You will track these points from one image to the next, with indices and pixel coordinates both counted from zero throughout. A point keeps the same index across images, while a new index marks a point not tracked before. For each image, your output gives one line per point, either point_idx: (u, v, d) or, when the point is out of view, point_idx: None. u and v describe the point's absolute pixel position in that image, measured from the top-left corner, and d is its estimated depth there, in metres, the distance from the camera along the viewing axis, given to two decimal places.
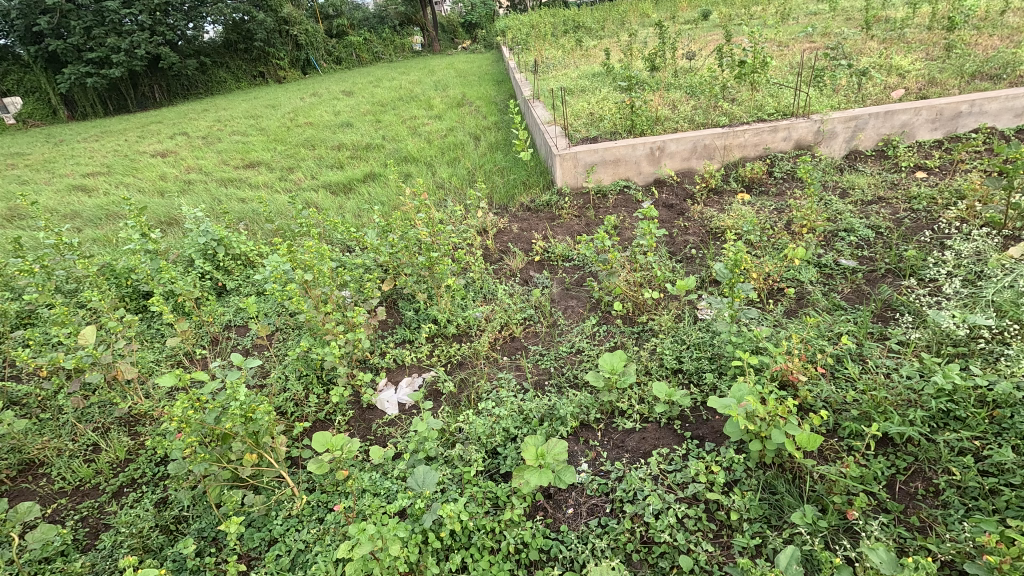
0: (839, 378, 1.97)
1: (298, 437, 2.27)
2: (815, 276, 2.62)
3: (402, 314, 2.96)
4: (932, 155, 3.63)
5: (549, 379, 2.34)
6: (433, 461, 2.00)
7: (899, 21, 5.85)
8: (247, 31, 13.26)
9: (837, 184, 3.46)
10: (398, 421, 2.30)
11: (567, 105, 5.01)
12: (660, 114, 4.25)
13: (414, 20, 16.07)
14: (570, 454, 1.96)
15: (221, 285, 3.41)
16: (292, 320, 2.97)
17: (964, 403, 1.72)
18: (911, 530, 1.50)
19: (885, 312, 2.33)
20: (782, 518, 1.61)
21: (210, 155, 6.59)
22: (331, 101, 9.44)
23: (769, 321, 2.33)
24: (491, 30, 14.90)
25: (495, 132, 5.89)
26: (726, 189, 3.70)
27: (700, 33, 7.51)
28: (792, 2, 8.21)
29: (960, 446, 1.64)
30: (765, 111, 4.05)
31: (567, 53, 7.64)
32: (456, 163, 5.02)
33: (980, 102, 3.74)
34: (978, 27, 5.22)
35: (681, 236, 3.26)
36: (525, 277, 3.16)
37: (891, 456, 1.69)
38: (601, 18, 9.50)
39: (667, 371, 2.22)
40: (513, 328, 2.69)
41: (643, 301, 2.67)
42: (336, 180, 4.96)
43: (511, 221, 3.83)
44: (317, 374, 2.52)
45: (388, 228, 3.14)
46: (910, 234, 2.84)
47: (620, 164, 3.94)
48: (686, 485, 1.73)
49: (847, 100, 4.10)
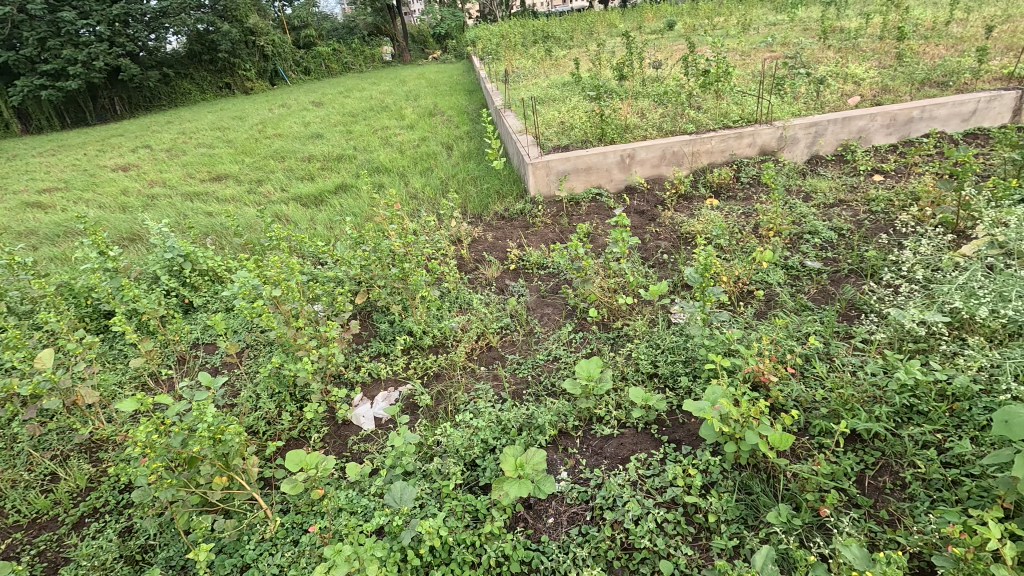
0: (808, 377, 2.02)
1: (271, 457, 2.21)
2: (783, 278, 2.69)
3: (377, 326, 2.92)
4: (888, 159, 3.79)
5: (527, 388, 2.34)
6: (411, 476, 1.97)
7: (853, 31, 6.11)
8: (211, 42, 13.00)
9: (800, 188, 3.57)
10: (374, 437, 2.26)
11: (538, 114, 5.06)
12: (629, 122, 4.33)
13: (384, 31, 16.06)
14: (549, 463, 1.96)
15: (188, 301, 3.31)
16: (263, 336, 2.89)
17: (927, 397, 1.79)
18: (881, 524, 1.54)
19: (849, 311, 2.41)
20: (758, 518, 1.63)
21: (174, 168, 6.41)
22: (300, 112, 9.31)
23: (740, 323, 2.37)
24: (461, 41, 15.00)
25: (467, 141, 5.91)
26: (695, 195, 3.78)
27: (666, 43, 7.72)
28: (751, 13, 8.50)
29: (924, 440, 1.69)
30: (730, 118, 4.16)
31: (537, 62, 7.73)
32: (429, 172, 5.01)
33: (929, 107, 3.94)
34: (926, 37, 5.49)
35: (653, 242, 3.31)
36: (500, 286, 3.15)
37: (860, 452, 1.73)
38: (570, 28, 9.64)
39: (642, 376, 2.24)
40: (490, 338, 2.68)
41: (618, 307, 2.69)
42: (307, 192, 4.89)
43: (486, 230, 3.83)
44: (290, 391, 2.47)
45: (361, 240, 3.11)
46: (870, 235, 2.95)
47: (592, 171, 4.00)
48: (665, 490, 1.75)
49: (807, 108, 4.25)
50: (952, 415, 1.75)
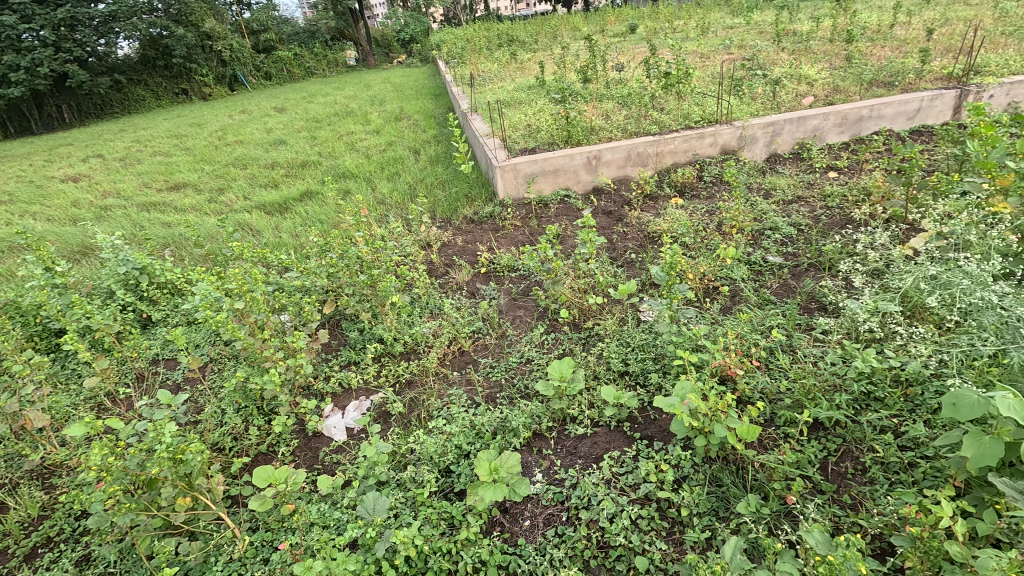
0: (773, 369, 2.08)
1: (238, 474, 2.14)
2: (746, 273, 2.76)
3: (346, 335, 2.87)
4: (842, 156, 3.94)
5: (500, 391, 2.33)
6: (385, 486, 1.94)
7: (806, 34, 6.35)
8: (165, 47, 12.58)
9: (760, 185, 3.67)
10: (346, 447, 2.21)
11: (505, 118, 5.07)
12: (594, 124, 4.39)
13: (346, 35, 15.84)
14: (524, 466, 1.96)
15: (146, 316, 3.18)
16: (227, 349, 2.80)
17: (882, 384, 1.87)
18: (844, 508, 1.60)
19: (810, 304, 2.50)
20: (728, 509, 1.67)
21: (129, 178, 6.17)
22: (261, 118, 9.09)
23: (707, 319, 2.43)
24: (426, 44, 14.93)
25: (434, 145, 5.87)
26: (661, 194, 3.85)
27: (628, 46, 7.85)
28: (710, 17, 8.73)
29: (882, 425, 1.76)
30: (692, 119, 4.25)
31: (503, 66, 7.75)
32: (397, 177, 4.96)
33: (877, 107, 4.12)
34: (872, 39, 5.75)
35: (621, 242, 3.35)
36: (472, 290, 3.14)
37: (823, 440, 1.79)
38: (534, 32, 9.71)
39: (614, 374, 2.27)
40: (462, 342, 2.66)
41: (589, 306, 2.71)
42: (270, 200, 4.77)
43: (455, 234, 3.81)
44: (257, 405, 2.40)
45: (328, 247, 3.05)
46: (827, 229, 3.06)
47: (560, 173, 4.03)
48: (638, 486, 1.77)
49: (764, 108, 4.39)
50: (906, 400, 1.83)
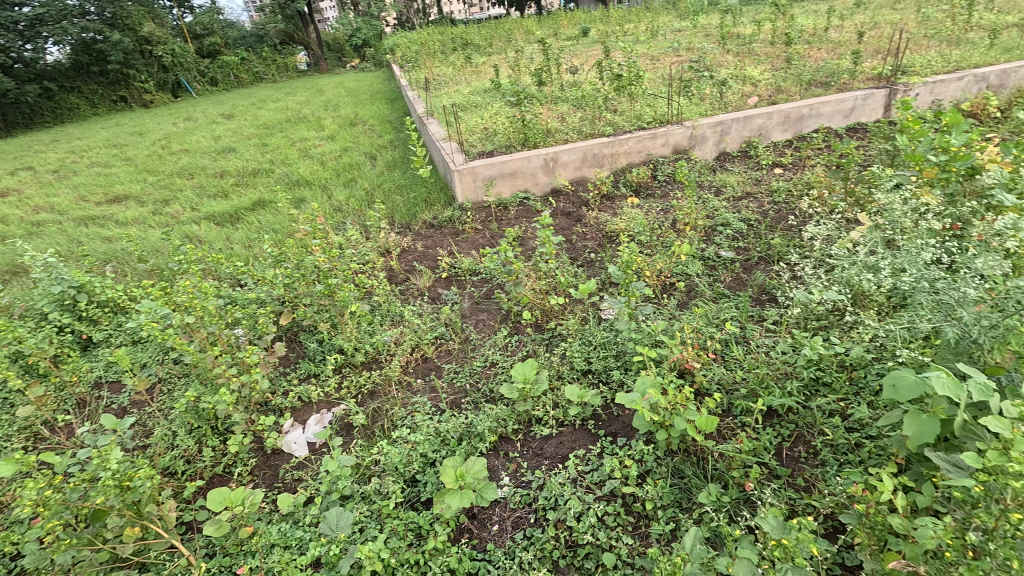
0: (729, 360, 2.14)
1: (192, 498, 2.04)
2: (701, 269, 2.84)
3: (305, 347, 2.78)
4: (785, 154, 4.12)
5: (465, 396, 2.31)
6: (349, 500, 1.90)
7: (748, 37, 6.61)
8: (100, 52, 11.93)
9: (711, 183, 3.79)
10: (308, 463, 2.15)
11: (461, 121, 5.05)
12: (550, 127, 4.43)
13: (296, 38, 15.45)
14: (491, 470, 1.95)
15: (86, 337, 2.99)
16: (177, 368, 2.67)
17: (829, 369, 1.96)
18: (799, 491, 1.67)
19: (760, 296, 2.60)
20: (691, 500, 1.71)
21: (63, 191, 5.80)
22: (208, 125, 8.74)
23: (665, 315, 2.48)
24: (380, 49, 14.76)
25: (391, 150, 5.79)
26: (617, 194, 3.92)
27: (581, 49, 7.97)
28: (659, 20, 8.97)
29: (830, 408, 1.85)
30: (644, 119, 4.35)
31: (457, 69, 7.73)
32: (353, 183, 4.86)
33: (816, 106, 4.33)
34: (810, 42, 6.05)
35: (580, 242, 3.39)
36: (433, 295, 3.11)
37: (777, 426, 1.87)
38: (489, 35, 9.71)
39: (577, 373, 2.29)
40: (425, 349, 2.63)
41: (551, 307, 2.72)
42: (220, 210, 4.59)
43: (415, 240, 3.77)
44: (210, 424, 2.29)
45: (282, 257, 2.96)
46: (774, 224, 3.19)
47: (518, 176, 4.05)
48: (603, 483, 1.79)
49: (712, 108, 4.54)
50: (851, 383, 1.92)
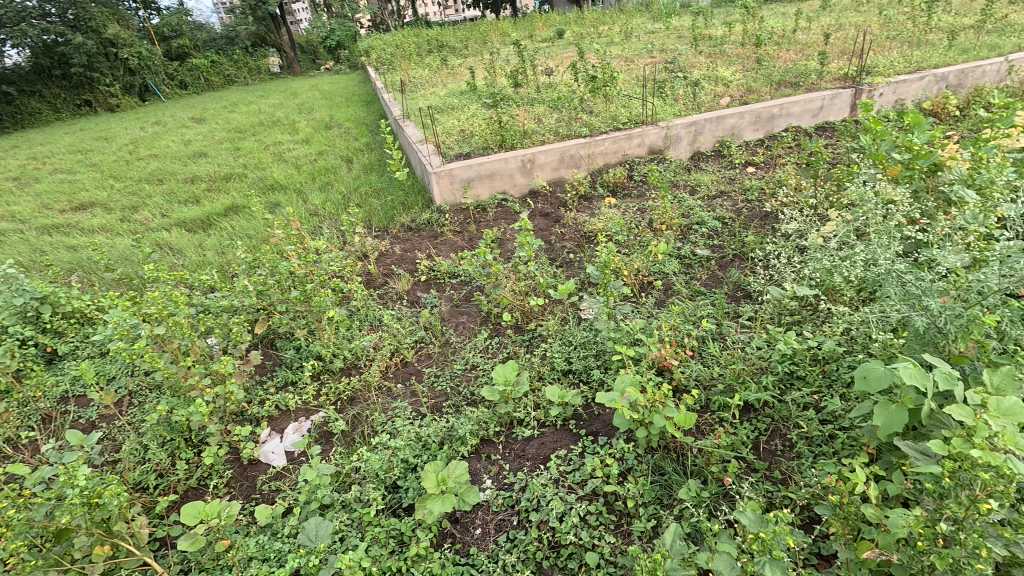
0: (706, 356, 2.17)
1: (166, 513, 1.98)
2: (678, 267, 2.87)
3: (282, 354, 2.73)
4: (757, 152, 4.21)
5: (446, 400, 2.30)
6: (329, 509, 1.87)
7: (720, 38, 6.74)
8: (62, 55, 11.54)
9: (686, 182, 3.84)
10: (286, 473, 2.10)
11: (438, 124, 5.02)
12: (527, 128, 4.43)
13: (268, 41, 15.21)
14: (473, 474, 1.94)
15: (51, 350, 2.89)
16: (147, 380, 2.59)
17: (803, 363, 2.01)
18: (775, 483, 1.70)
19: (736, 292, 2.65)
20: (672, 496, 1.73)
21: (25, 199, 5.59)
22: (178, 129, 8.54)
23: (643, 313, 2.51)
24: (355, 51, 14.62)
25: (367, 153, 5.73)
26: (594, 195, 3.95)
27: (557, 51, 8.02)
28: (633, 22, 9.08)
29: (805, 402, 1.89)
30: (620, 120, 4.39)
31: (433, 72, 7.70)
32: (329, 187, 4.80)
33: (786, 106, 4.43)
34: (779, 43, 6.19)
35: (559, 243, 3.41)
36: (412, 298, 3.09)
37: (754, 421, 1.90)
38: (464, 37, 9.69)
39: (558, 374, 2.29)
40: (405, 353, 2.60)
41: (531, 308, 2.72)
42: (191, 216, 4.48)
43: (393, 243, 3.74)
44: (184, 437, 2.24)
45: (256, 264, 2.90)
46: (748, 221, 3.25)
47: (496, 177, 4.05)
48: (585, 483, 1.80)
49: (685, 108, 4.61)
50: (824, 376, 1.97)
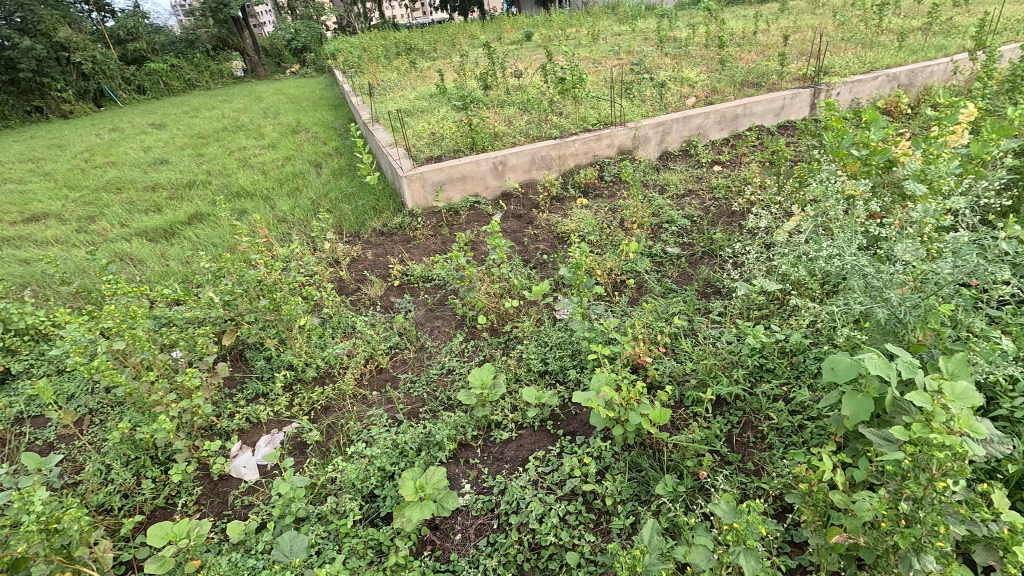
0: (679, 353, 2.21)
1: (132, 535, 1.91)
2: (649, 266, 2.91)
3: (251, 365, 2.66)
4: (723, 151, 4.31)
5: (422, 406, 2.27)
6: (304, 523, 1.83)
7: (684, 40, 6.88)
8: (7, 61, 10.80)
9: (656, 181, 3.91)
10: (259, 487, 2.05)
11: (408, 127, 4.98)
12: (497, 130, 4.43)
13: (231, 44, 14.85)
14: (451, 479, 1.93)
15: (3, 370, 2.74)
16: (109, 397, 2.49)
17: (772, 356, 2.06)
18: (749, 474, 1.74)
19: (706, 289, 2.70)
20: (649, 492, 1.75)
21: None
22: (137, 135, 8.24)
23: (617, 312, 2.54)
24: (321, 54, 14.40)
25: (336, 157, 5.64)
26: (566, 196, 3.98)
27: (526, 53, 8.06)
28: (599, 24, 9.19)
29: (774, 394, 1.94)
30: (589, 121, 4.43)
31: (402, 74, 7.64)
32: (297, 193, 4.70)
33: (749, 106, 4.55)
34: (741, 45, 6.36)
35: (532, 244, 3.42)
36: (386, 304, 3.05)
37: (726, 415, 1.94)
38: (432, 39, 9.64)
39: (534, 375, 2.30)
40: (380, 359, 2.57)
41: (505, 310, 2.72)
42: (153, 225, 4.32)
43: (365, 249, 3.68)
44: (149, 455, 2.16)
45: (222, 273, 2.82)
46: (716, 219, 3.33)
47: (467, 180, 4.04)
48: (564, 483, 1.80)
49: (653, 109, 4.68)
50: (792, 368, 2.02)
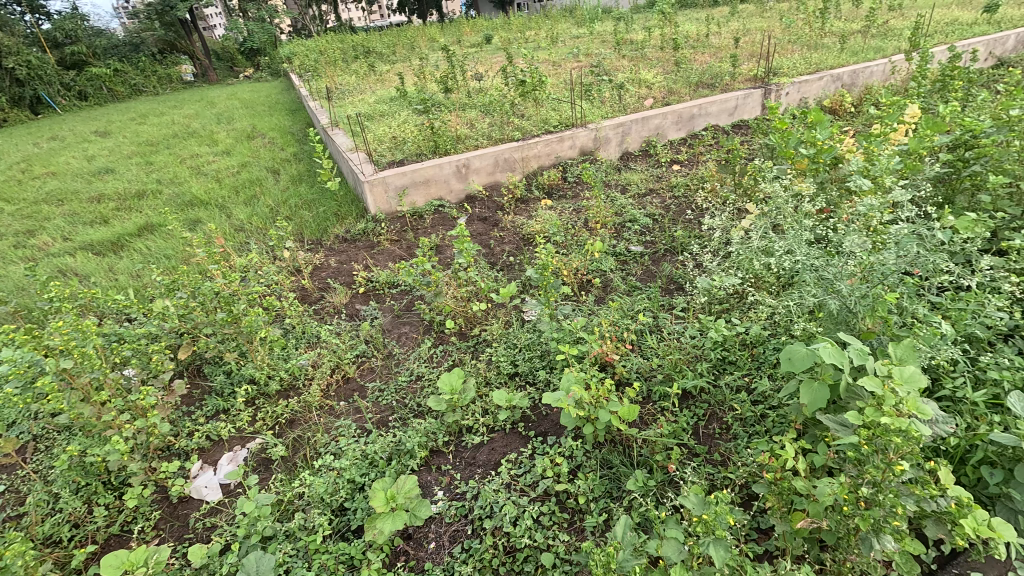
0: (645, 349, 2.25)
1: (85, 566, 1.80)
2: (614, 264, 2.96)
3: (210, 381, 2.56)
4: (681, 151, 4.43)
5: (392, 414, 2.24)
6: (271, 541, 1.77)
7: (640, 43, 7.03)
8: None
9: (618, 181, 3.97)
10: (222, 507, 1.97)
11: (368, 132, 4.91)
12: (460, 133, 4.42)
13: (179, 48, 14.32)
14: (423, 486, 1.90)
15: None
16: (55, 421, 2.34)
17: (733, 349, 2.12)
18: (716, 465, 1.78)
19: (669, 285, 2.76)
20: (621, 488, 1.78)
21: None
22: (79, 144, 7.82)
23: (584, 311, 2.56)
24: (276, 58, 14.03)
25: (295, 163, 5.51)
26: (531, 197, 4.00)
27: (486, 55, 8.07)
28: (558, 27, 9.29)
29: (737, 385, 2.00)
30: (550, 123, 4.47)
31: (361, 78, 7.52)
32: (255, 201, 4.55)
33: (704, 106, 4.68)
34: (694, 47, 6.55)
35: (498, 246, 3.42)
36: (351, 311, 2.99)
37: (693, 408, 1.99)
38: (391, 42, 9.54)
39: (505, 377, 2.29)
40: (346, 369, 2.51)
41: (473, 314, 2.71)
42: (99, 238, 4.11)
43: (328, 256, 3.60)
44: (102, 480, 2.05)
45: (176, 285, 2.70)
46: (677, 217, 3.41)
47: (431, 184, 4.00)
48: (537, 484, 1.81)
49: (612, 110, 4.76)
50: (753, 359, 2.09)
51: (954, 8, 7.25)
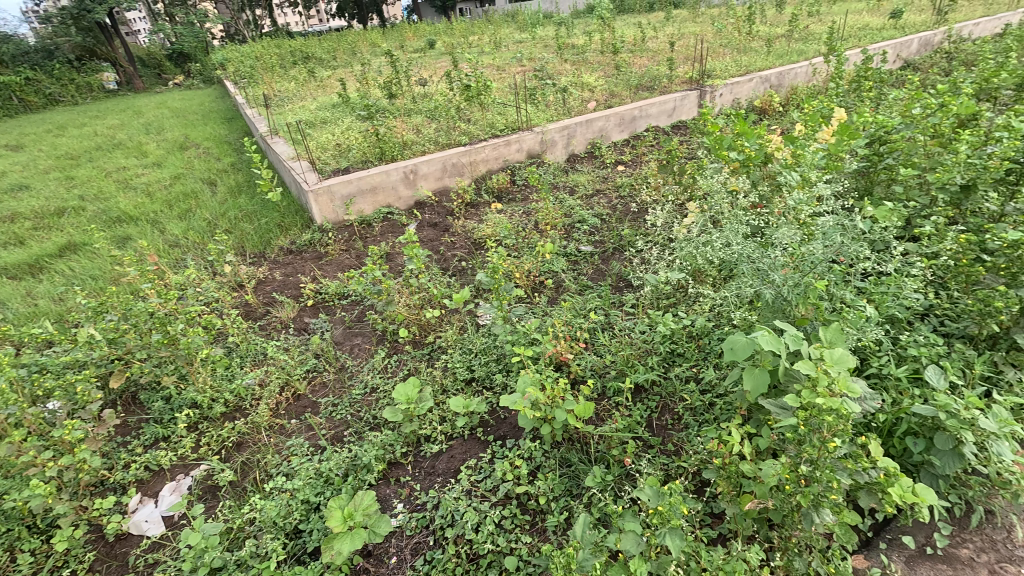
0: (598, 347, 2.29)
1: None
2: (565, 265, 3.00)
3: (147, 408, 2.41)
4: (625, 152, 4.55)
5: (347, 429, 2.18)
6: (221, 572, 1.68)
7: (581, 48, 7.19)
8: None
9: (565, 183, 4.04)
10: (165, 541, 1.85)
11: (310, 140, 4.77)
12: (406, 139, 4.36)
13: (100, 54, 13.43)
14: (382, 500, 1.86)
15: None
16: None
17: (681, 341, 2.19)
18: (669, 455, 1.84)
19: (619, 283, 2.83)
20: (580, 485, 1.80)
21: None
22: None
23: (537, 312, 2.58)
24: (208, 64, 13.41)
25: (233, 174, 5.28)
26: (480, 202, 4.00)
27: (430, 60, 8.03)
28: (501, 32, 9.35)
29: (686, 376, 2.07)
30: (497, 127, 4.49)
31: (300, 84, 7.30)
32: (190, 214, 4.33)
33: (644, 108, 4.84)
34: (633, 51, 6.76)
35: (450, 252, 3.40)
36: (300, 325, 2.89)
37: (646, 401, 2.04)
38: (331, 48, 9.32)
39: (461, 384, 2.28)
40: (297, 385, 2.42)
41: (427, 321, 2.68)
42: (13, 260, 3.78)
43: (272, 269, 3.46)
44: (26, 524, 1.88)
45: (103, 308, 2.52)
46: (623, 216, 3.50)
47: (378, 191, 3.93)
48: (497, 488, 1.81)
49: (557, 113, 4.84)
50: (700, 351, 2.16)
51: (864, 14, 7.83)
